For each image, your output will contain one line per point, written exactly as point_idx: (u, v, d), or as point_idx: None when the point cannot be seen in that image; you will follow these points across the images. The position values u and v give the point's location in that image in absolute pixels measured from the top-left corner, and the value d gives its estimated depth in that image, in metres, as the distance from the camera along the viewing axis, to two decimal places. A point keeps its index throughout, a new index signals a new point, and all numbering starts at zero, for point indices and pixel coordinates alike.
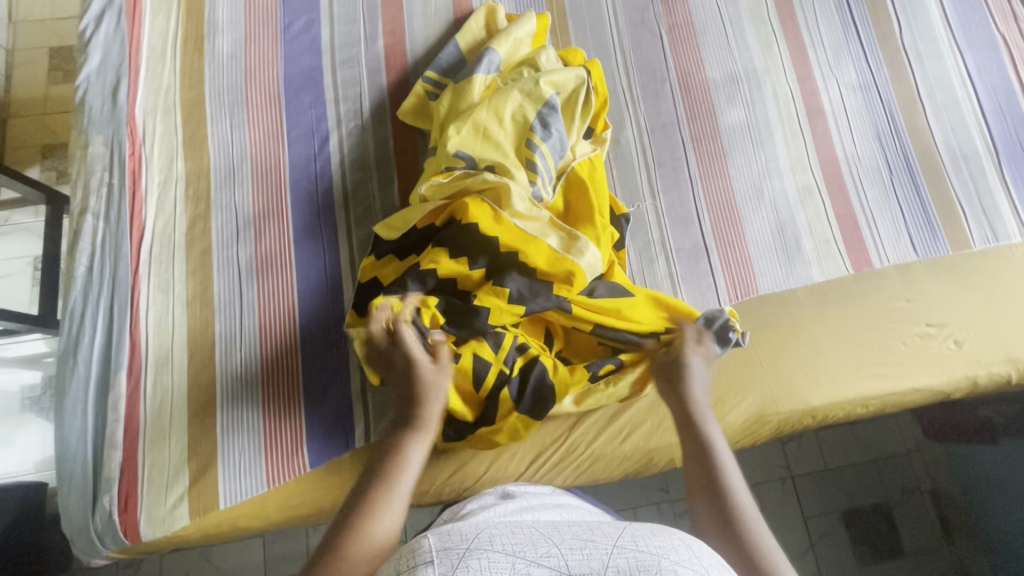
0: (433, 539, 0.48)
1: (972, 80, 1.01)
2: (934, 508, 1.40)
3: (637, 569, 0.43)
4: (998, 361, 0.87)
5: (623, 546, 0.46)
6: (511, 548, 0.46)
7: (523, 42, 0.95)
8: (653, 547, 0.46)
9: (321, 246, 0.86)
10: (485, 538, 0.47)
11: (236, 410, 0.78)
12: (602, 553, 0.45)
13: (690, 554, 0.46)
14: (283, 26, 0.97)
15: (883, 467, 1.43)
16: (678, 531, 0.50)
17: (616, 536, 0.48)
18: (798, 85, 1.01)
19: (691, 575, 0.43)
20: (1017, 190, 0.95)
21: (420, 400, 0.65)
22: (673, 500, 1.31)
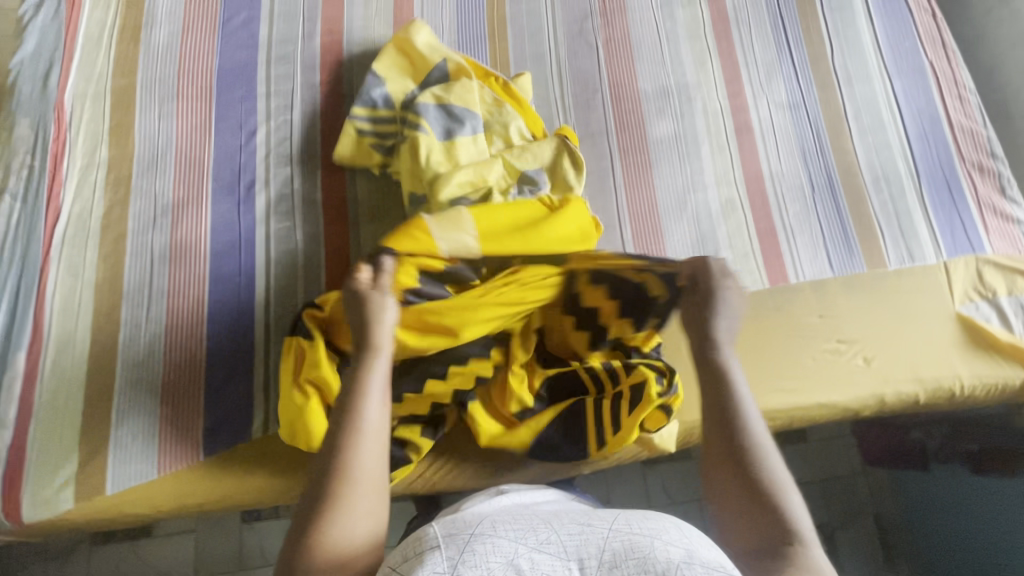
0: (439, 526, 0.49)
1: (899, 104, 1.03)
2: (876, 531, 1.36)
3: (631, 552, 0.45)
4: (906, 380, 0.88)
5: (617, 530, 0.47)
6: (513, 534, 0.47)
7: (450, 59, 0.93)
8: (646, 529, 0.47)
9: (239, 237, 0.87)
10: (490, 525, 0.48)
11: (133, 395, 0.78)
12: (599, 537, 0.47)
13: (678, 535, 0.47)
14: (223, 21, 0.98)
15: (829, 487, 1.37)
16: (669, 513, 0.50)
17: (610, 521, 0.49)
18: (728, 101, 1.03)
19: (681, 557, 0.44)
20: (936, 213, 0.96)
21: (368, 322, 0.63)
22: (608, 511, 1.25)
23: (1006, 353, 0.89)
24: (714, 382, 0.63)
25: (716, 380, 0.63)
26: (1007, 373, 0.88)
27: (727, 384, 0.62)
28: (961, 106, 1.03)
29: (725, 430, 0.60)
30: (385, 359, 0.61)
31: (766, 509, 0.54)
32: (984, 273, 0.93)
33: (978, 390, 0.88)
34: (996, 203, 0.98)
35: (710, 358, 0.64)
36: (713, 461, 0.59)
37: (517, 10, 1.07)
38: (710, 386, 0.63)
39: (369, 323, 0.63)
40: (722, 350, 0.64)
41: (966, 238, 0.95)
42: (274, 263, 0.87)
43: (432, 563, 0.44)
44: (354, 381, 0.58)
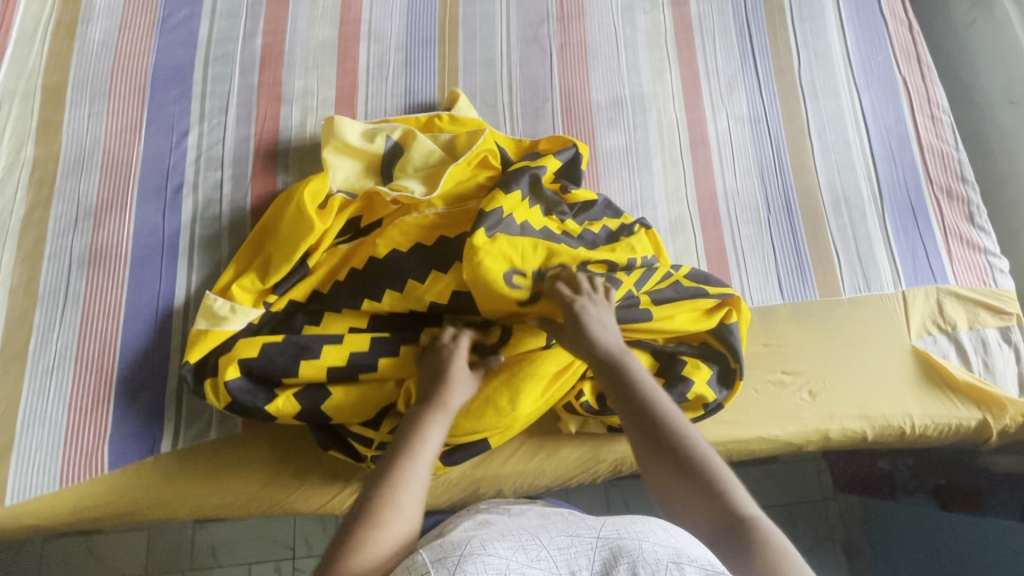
0: (428, 551, 0.49)
1: (867, 121, 0.97)
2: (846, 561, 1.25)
3: (618, 556, 0.46)
4: (852, 416, 0.83)
5: (605, 537, 0.49)
6: (503, 551, 0.48)
7: (394, 131, 0.87)
8: (634, 532, 0.48)
9: (162, 242, 0.84)
10: (479, 543, 0.49)
11: (39, 404, 0.76)
12: (589, 543, 0.48)
13: (665, 535, 0.47)
14: (162, 17, 0.96)
15: (796, 512, 1.28)
16: (655, 516, 0.51)
17: (598, 527, 0.50)
18: (684, 114, 0.98)
19: (667, 554, 0.45)
20: (897, 239, 0.91)
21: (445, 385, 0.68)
22: None
23: (960, 391, 0.84)
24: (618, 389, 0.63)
25: (619, 385, 0.63)
26: (961, 413, 0.83)
27: (631, 385, 0.63)
28: (932, 126, 0.98)
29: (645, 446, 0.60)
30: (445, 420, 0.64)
31: (711, 495, 0.56)
32: (944, 305, 0.88)
33: (930, 430, 0.83)
34: (964, 231, 0.92)
35: (607, 362, 0.65)
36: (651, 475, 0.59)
37: (470, 13, 1.03)
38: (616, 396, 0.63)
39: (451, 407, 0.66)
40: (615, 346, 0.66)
41: (929, 266, 0.90)
42: (196, 271, 0.84)
43: None
44: (418, 419, 0.64)
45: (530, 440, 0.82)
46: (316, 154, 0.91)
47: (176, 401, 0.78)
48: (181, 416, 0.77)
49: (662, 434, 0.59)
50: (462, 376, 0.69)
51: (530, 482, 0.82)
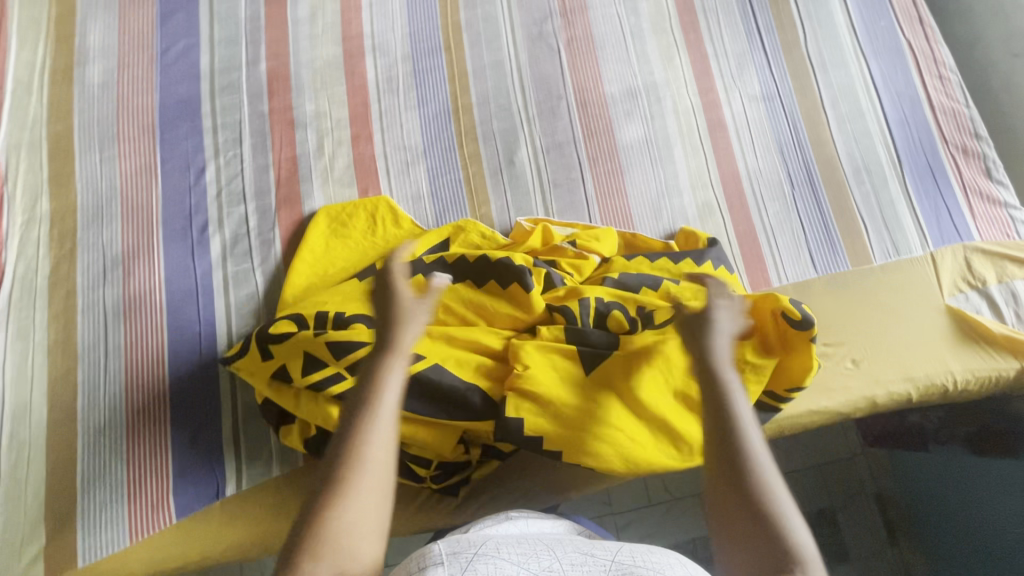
0: (442, 544, 0.49)
1: (878, 88, 0.99)
2: (880, 513, 1.30)
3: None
4: (897, 380, 0.84)
5: (620, 562, 0.49)
6: (516, 558, 0.48)
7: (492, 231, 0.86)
8: (650, 563, 0.48)
9: (195, 284, 0.83)
10: (493, 546, 0.49)
11: (96, 462, 0.75)
12: (601, 569, 0.48)
13: (682, 571, 0.48)
14: (161, 52, 0.94)
15: (830, 472, 1.32)
16: (674, 552, 0.52)
17: (614, 551, 0.50)
18: (699, 98, 0.98)
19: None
20: (920, 202, 0.93)
21: (397, 325, 0.61)
22: (614, 513, 1.22)
23: (998, 343, 0.86)
24: (714, 396, 0.60)
25: (718, 399, 0.59)
26: (999, 364, 0.85)
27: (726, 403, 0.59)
28: (941, 86, 0.99)
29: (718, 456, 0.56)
30: (402, 362, 0.58)
31: (771, 543, 0.51)
32: (972, 262, 0.90)
33: (971, 384, 0.85)
34: (983, 186, 0.94)
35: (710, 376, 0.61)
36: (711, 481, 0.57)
37: (472, 16, 1.01)
38: (709, 407, 0.59)
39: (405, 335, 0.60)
40: (716, 363, 0.61)
41: (953, 225, 0.92)
42: (234, 309, 0.82)
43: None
44: (375, 363, 0.58)
45: None
46: (338, 177, 0.90)
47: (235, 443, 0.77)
48: (242, 456, 0.77)
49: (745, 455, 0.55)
50: (416, 311, 0.63)
51: (591, 483, 0.81)
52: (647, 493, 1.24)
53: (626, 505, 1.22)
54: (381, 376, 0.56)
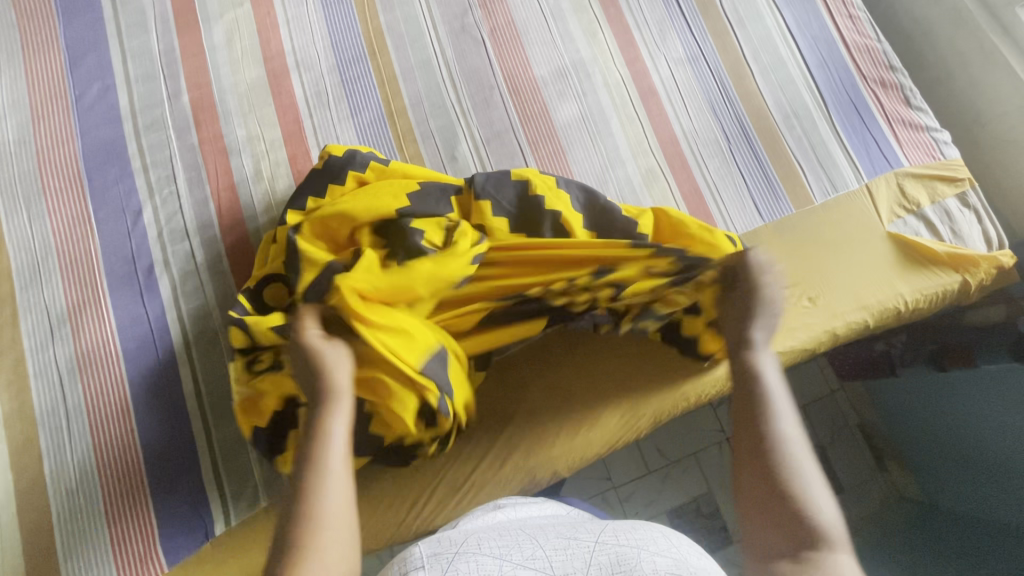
0: (425, 546, 0.50)
1: (794, 36, 1.02)
2: (863, 441, 1.36)
3: (617, 564, 0.47)
4: (853, 310, 0.88)
5: (603, 543, 0.50)
6: (496, 550, 0.49)
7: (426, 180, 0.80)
8: (633, 540, 0.50)
9: (149, 329, 0.81)
10: (473, 542, 0.50)
11: (75, 527, 0.72)
12: (584, 550, 0.49)
13: (666, 544, 0.50)
14: (75, 98, 0.91)
15: (812, 411, 1.37)
16: (658, 525, 0.53)
17: (597, 532, 0.52)
18: (627, 69, 1.00)
19: (667, 565, 0.47)
20: (849, 137, 0.97)
21: (321, 372, 0.62)
22: (615, 487, 1.24)
23: (943, 262, 0.90)
24: (740, 386, 0.61)
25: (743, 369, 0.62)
26: (943, 279, 0.89)
27: (754, 382, 0.60)
28: (853, 25, 1.03)
29: (755, 431, 0.56)
30: (345, 404, 0.61)
31: (799, 532, 0.49)
32: (905, 187, 0.94)
33: (921, 303, 0.89)
34: (905, 115, 0.98)
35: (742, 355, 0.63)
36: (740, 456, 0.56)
37: (392, 19, 1.01)
38: (734, 377, 0.62)
39: (337, 390, 0.61)
40: (756, 349, 0.63)
41: (882, 155, 0.96)
42: (194, 345, 0.81)
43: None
44: (314, 417, 0.59)
45: (569, 416, 0.83)
46: (281, 199, 0.89)
47: (218, 479, 0.76)
48: (227, 490, 0.76)
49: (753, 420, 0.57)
50: (337, 364, 0.63)
51: (580, 456, 0.83)
52: (644, 461, 1.27)
53: (626, 476, 1.25)
54: (323, 422, 0.58)
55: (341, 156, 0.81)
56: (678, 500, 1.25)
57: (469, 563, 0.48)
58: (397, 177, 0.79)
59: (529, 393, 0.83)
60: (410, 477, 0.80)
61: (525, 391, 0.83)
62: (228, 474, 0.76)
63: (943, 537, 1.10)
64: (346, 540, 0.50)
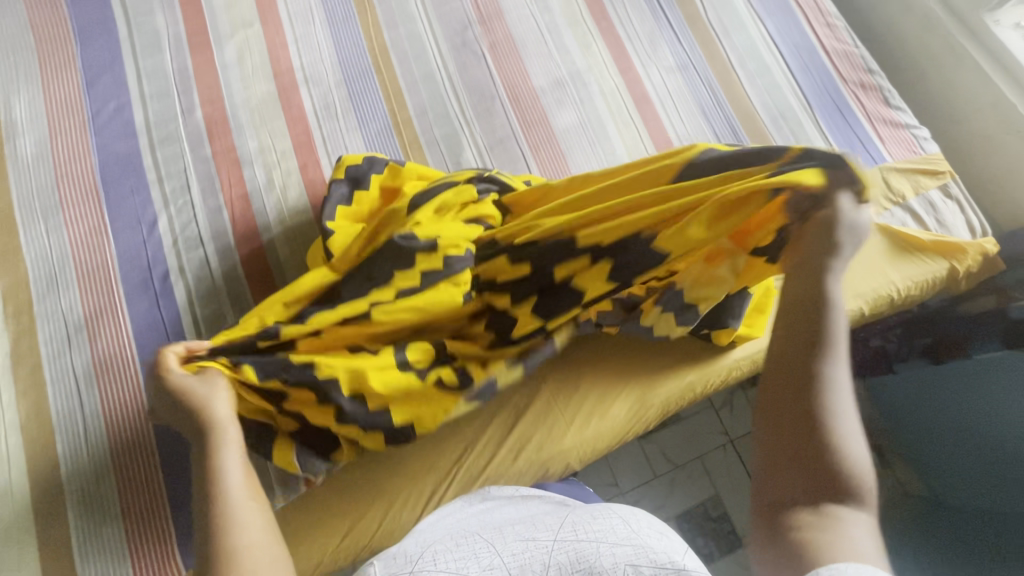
0: (380, 566, 0.50)
1: (777, 44, 1.08)
2: None
3: (576, 563, 0.47)
4: (848, 298, 0.91)
5: (562, 540, 0.50)
6: (452, 564, 0.48)
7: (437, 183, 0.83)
8: (591, 534, 0.49)
9: (165, 334, 0.82)
10: (428, 559, 0.49)
11: (91, 532, 0.72)
12: (542, 551, 0.49)
13: (625, 532, 0.49)
14: (92, 115, 0.94)
15: None
16: (617, 509, 0.52)
17: (555, 530, 0.51)
18: (621, 78, 1.05)
19: (626, 554, 0.47)
20: (834, 137, 1.02)
21: (200, 411, 0.64)
22: (622, 492, 1.25)
23: (929, 250, 0.94)
24: (794, 312, 0.58)
25: (812, 308, 0.57)
26: (931, 267, 0.93)
27: (823, 313, 0.57)
28: (831, 33, 1.10)
29: (799, 364, 0.55)
30: (236, 446, 0.62)
31: (823, 476, 0.49)
32: (891, 180, 0.98)
33: (912, 290, 0.93)
34: (885, 114, 1.04)
35: (809, 287, 0.58)
36: (773, 390, 0.55)
37: (396, 37, 1.06)
38: (787, 311, 0.58)
39: (232, 422, 0.64)
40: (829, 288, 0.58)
41: (867, 152, 1.01)
42: None
43: None
44: (207, 457, 0.61)
45: (580, 408, 0.84)
46: (293, 206, 0.91)
47: None
48: None
49: (813, 374, 0.54)
50: (209, 400, 0.64)
51: (592, 448, 0.84)
52: (650, 466, 1.28)
53: (634, 481, 1.26)
54: (221, 460, 0.60)
55: (358, 164, 0.84)
56: (687, 503, 1.25)
57: None
58: (414, 181, 0.84)
59: (540, 388, 0.85)
60: (425, 474, 0.80)
61: (536, 386, 0.85)
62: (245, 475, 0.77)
63: None
64: (276, 551, 0.53)
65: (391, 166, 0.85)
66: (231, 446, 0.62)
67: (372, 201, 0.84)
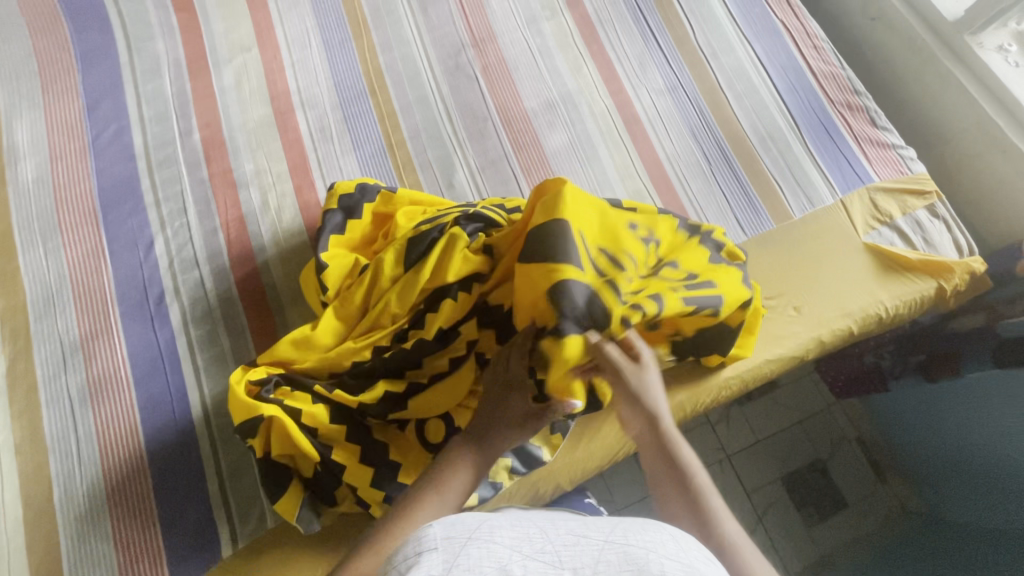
0: (437, 527, 0.44)
1: (764, 65, 1.10)
2: (864, 455, 1.37)
3: (627, 563, 0.42)
4: (836, 317, 0.92)
5: (614, 539, 0.45)
6: (510, 541, 0.43)
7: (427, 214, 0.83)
8: (643, 540, 0.44)
9: (159, 355, 0.83)
10: (487, 528, 0.44)
11: (82, 554, 0.73)
12: (595, 546, 0.44)
13: (676, 547, 0.44)
14: (92, 139, 0.96)
15: (810, 426, 1.39)
16: (668, 527, 0.48)
17: (607, 530, 0.46)
18: (611, 100, 1.07)
19: (677, 570, 0.41)
20: (822, 157, 1.03)
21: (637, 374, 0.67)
22: (617, 510, 1.24)
23: (916, 268, 0.95)
24: (639, 410, 0.66)
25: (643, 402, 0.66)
26: (919, 286, 0.94)
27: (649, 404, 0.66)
28: (818, 54, 1.11)
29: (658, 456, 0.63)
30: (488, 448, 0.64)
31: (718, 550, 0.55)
32: (877, 200, 1.00)
33: (900, 309, 0.93)
34: (872, 134, 1.05)
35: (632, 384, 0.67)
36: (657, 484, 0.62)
37: (391, 60, 1.08)
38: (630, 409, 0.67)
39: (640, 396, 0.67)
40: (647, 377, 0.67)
41: (854, 173, 1.02)
42: (204, 369, 0.83)
43: (427, 563, 0.40)
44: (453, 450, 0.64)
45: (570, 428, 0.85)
46: (287, 227, 0.93)
47: (226, 501, 0.77)
48: (235, 513, 0.76)
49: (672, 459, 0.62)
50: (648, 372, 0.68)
51: (582, 468, 0.85)
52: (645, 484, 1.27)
53: (629, 498, 1.25)
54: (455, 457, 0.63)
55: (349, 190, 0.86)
56: None
57: (481, 549, 0.42)
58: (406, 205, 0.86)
59: None
60: None
61: None
62: (236, 496, 0.77)
63: (947, 548, 1.11)
64: None
65: (383, 193, 0.87)
66: (487, 452, 0.64)
67: (365, 227, 0.85)
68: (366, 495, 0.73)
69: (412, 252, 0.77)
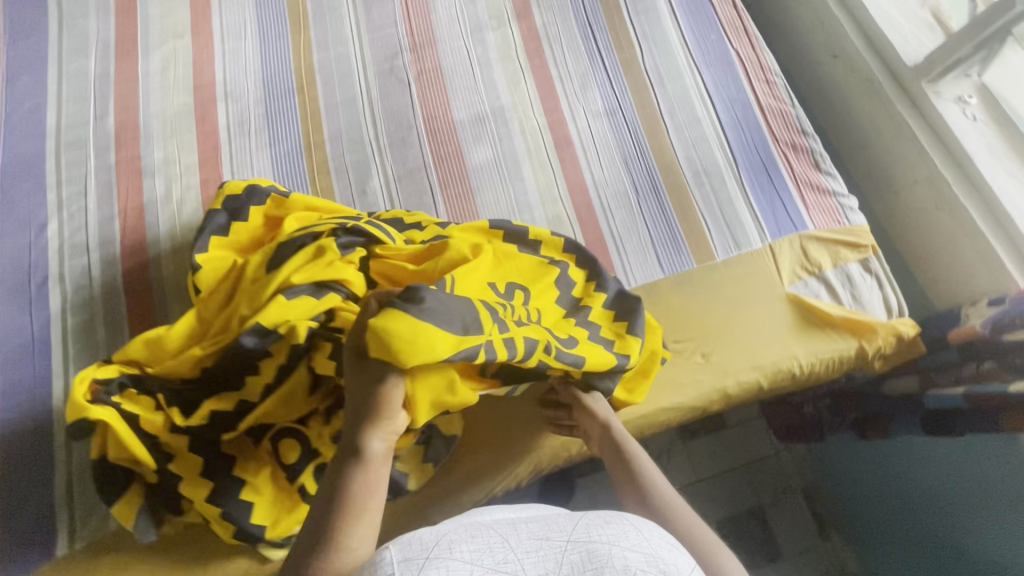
0: (393, 550, 0.42)
1: (710, 95, 1.05)
2: (807, 505, 1.26)
3: (589, 564, 0.42)
4: (744, 369, 0.87)
5: (575, 540, 0.44)
6: (469, 555, 0.42)
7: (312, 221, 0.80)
8: (606, 534, 0.44)
9: (31, 340, 0.81)
10: (445, 544, 0.43)
11: None
12: (556, 551, 0.43)
13: (638, 538, 0.44)
14: (6, 114, 0.95)
15: (754, 472, 1.27)
16: (629, 514, 0.47)
17: (568, 528, 0.45)
18: (545, 118, 1.03)
19: (640, 562, 0.42)
20: (756, 198, 0.98)
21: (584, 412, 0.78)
22: None
23: (839, 326, 0.89)
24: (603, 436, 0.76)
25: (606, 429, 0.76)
26: (839, 345, 0.88)
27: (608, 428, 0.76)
28: (768, 89, 1.06)
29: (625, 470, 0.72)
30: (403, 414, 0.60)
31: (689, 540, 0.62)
32: (808, 249, 0.94)
33: (816, 367, 0.88)
34: (813, 179, 1.00)
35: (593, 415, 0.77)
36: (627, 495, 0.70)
37: (324, 58, 1.05)
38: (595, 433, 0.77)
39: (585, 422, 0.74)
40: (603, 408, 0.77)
41: (788, 217, 0.96)
42: (73, 359, 0.81)
43: None
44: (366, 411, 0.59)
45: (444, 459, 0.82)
46: (186, 221, 0.91)
47: (70, 499, 0.75)
48: (77, 511, 0.74)
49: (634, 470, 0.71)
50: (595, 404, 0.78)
51: (451, 502, 0.81)
52: None
53: None
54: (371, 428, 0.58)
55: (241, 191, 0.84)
56: None
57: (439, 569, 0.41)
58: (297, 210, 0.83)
59: None
60: None
61: None
62: (81, 495, 0.75)
63: None
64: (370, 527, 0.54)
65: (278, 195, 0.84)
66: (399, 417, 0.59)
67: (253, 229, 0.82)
68: (205, 510, 0.70)
69: (280, 257, 0.73)
